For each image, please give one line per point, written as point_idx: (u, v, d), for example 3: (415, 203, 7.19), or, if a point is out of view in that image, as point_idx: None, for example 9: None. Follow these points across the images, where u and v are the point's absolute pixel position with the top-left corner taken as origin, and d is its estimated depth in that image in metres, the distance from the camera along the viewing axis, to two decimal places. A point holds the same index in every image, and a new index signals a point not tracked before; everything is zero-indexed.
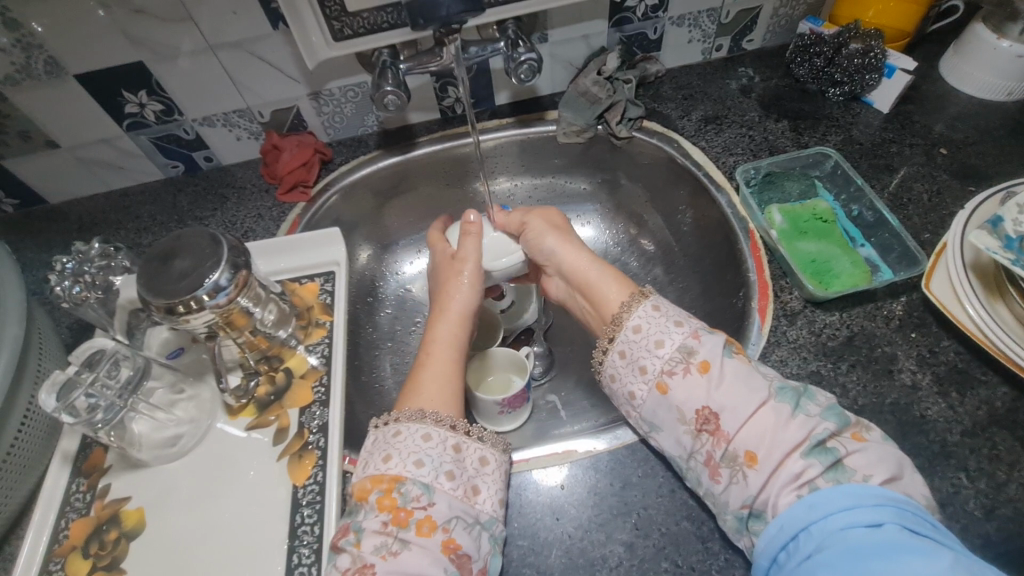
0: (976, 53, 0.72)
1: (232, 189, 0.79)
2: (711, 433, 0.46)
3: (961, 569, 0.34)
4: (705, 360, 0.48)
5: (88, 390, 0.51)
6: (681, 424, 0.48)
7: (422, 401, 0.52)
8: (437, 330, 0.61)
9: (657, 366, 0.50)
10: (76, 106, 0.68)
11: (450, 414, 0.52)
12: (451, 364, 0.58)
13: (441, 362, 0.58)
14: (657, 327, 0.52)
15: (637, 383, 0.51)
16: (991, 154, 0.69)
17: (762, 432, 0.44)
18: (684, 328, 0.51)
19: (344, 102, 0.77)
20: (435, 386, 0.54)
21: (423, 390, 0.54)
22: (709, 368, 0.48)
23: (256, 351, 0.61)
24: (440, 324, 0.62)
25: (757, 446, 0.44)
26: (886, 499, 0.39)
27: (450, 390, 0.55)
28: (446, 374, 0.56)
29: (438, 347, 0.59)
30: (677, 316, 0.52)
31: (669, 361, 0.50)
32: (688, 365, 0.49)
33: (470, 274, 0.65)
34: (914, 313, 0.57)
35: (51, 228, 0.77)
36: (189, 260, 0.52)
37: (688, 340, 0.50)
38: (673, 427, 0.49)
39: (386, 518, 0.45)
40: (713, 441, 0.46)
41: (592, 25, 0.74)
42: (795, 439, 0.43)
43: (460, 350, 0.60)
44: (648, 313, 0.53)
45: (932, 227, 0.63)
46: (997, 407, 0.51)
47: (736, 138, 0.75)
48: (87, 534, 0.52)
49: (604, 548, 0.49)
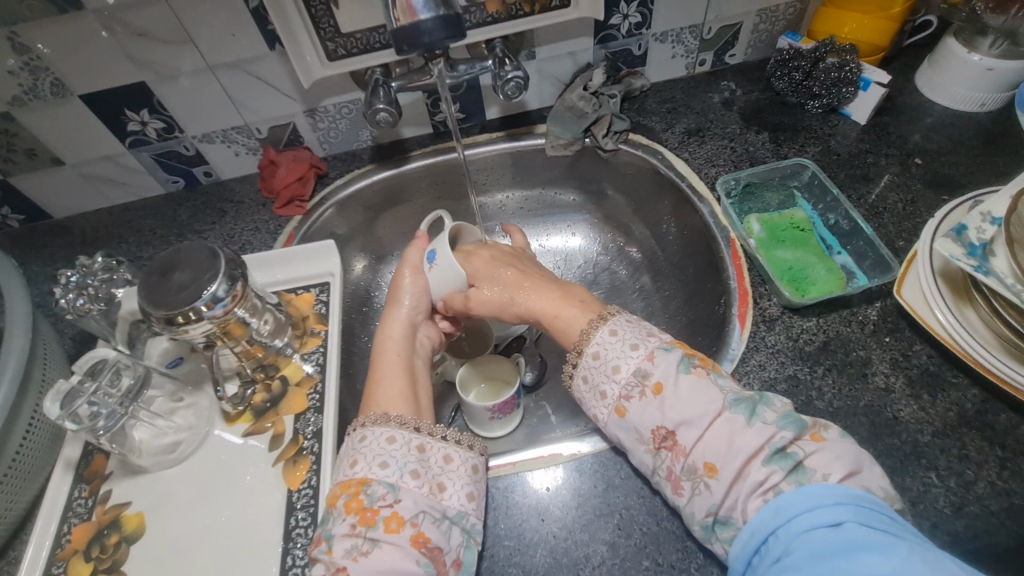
0: (949, 66, 0.75)
1: (231, 203, 0.81)
2: (669, 449, 0.49)
3: (915, 560, 0.35)
4: (659, 382, 0.50)
5: (91, 398, 0.53)
6: (641, 443, 0.51)
7: (384, 404, 0.55)
8: (381, 336, 0.63)
9: (615, 391, 0.52)
10: (81, 124, 0.71)
11: (413, 416, 0.54)
12: (395, 368, 0.59)
13: (385, 367, 0.59)
14: (614, 352, 0.54)
15: (598, 407, 0.53)
16: (964, 163, 0.71)
17: (720, 444, 0.46)
18: (639, 351, 0.53)
19: (339, 118, 0.80)
20: (386, 391, 0.56)
21: (378, 396, 0.56)
22: (662, 389, 0.50)
23: (253, 360, 0.63)
24: (383, 330, 0.64)
25: (716, 458, 0.46)
26: (846, 497, 0.41)
27: (399, 392, 0.56)
28: (394, 376, 0.58)
29: (382, 351, 0.61)
30: (634, 337, 0.54)
31: (626, 386, 0.52)
32: (643, 388, 0.51)
33: (411, 283, 0.66)
34: (888, 318, 0.59)
35: (56, 242, 0.79)
36: (188, 272, 0.54)
37: (643, 363, 0.52)
38: (635, 447, 0.51)
39: (354, 520, 0.47)
40: (672, 456, 0.48)
41: (578, 43, 0.77)
42: (752, 448, 0.45)
43: (403, 353, 0.61)
44: (606, 339, 0.55)
45: (906, 235, 0.65)
46: (967, 409, 0.53)
47: (718, 150, 0.77)
48: (89, 538, 0.54)
49: (587, 547, 0.50)
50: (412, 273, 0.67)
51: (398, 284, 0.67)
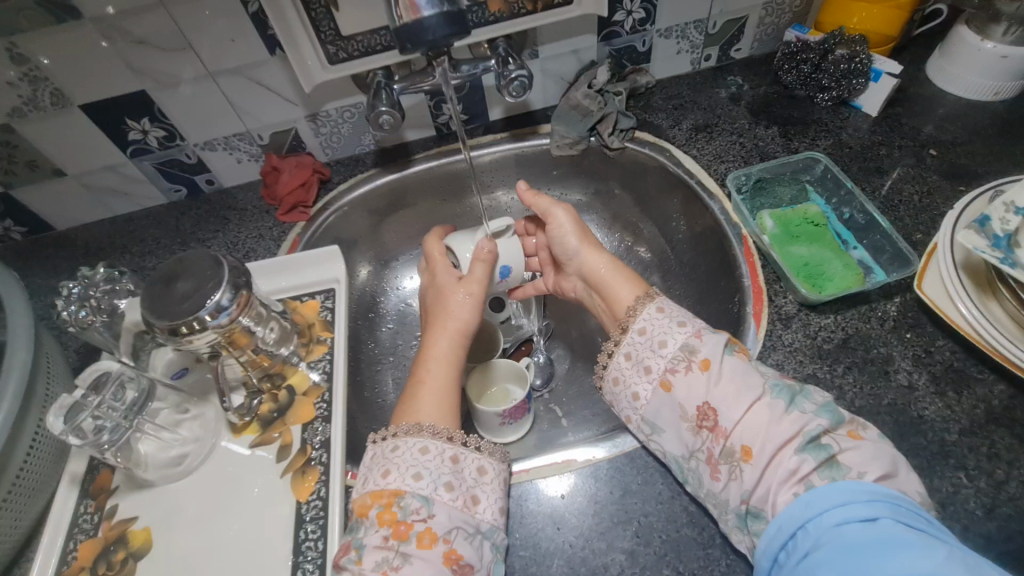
0: (961, 55, 0.73)
1: (234, 210, 0.81)
2: (710, 429, 0.47)
3: (955, 561, 0.34)
4: (706, 359, 0.49)
5: (95, 412, 0.52)
6: (683, 421, 0.49)
7: (420, 414, 0.53)
8: (432, 346, 0.61)
9: (661, 365, 0.52)
10: (82, 135, 0.70)
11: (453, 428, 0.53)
12: (445, 381, 0.57)
13: (435, 380, 0.57)
14: (660, 327, 0.54)
15: (641, 384, 0.53)
16: (981, 153, 0.70)
17: (758, 429, 0.45)
18: (687, 328, 0.53)
19: (341, 123, 0.79)
20: (435, 403, 0.55)
21: (418, 407, 0.54)
22: (711, 365, 0.49)
23: (259, 369, 0.62)
24: (434, 342, 0.61)
25: (753, 441, 0.45)
26: (880, 495, 0.39)
27: (449, 406, 0.55)
28: (448, 391, 0.57)
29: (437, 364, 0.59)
30: (681, 317, 0.54)
31: (672, 361, 0.51)
32: (690, 363, 0.50)
33: (458, 290, 0.63)
34: (909, 313, 0.58)
35: (58, 254, 0.79)
36: (192, 281, 0.53)
37: (690, 339, 0.52)
38: (675, 427, 0.50)
39: (387, 532, 0.45)
40: (712, 438, 0.47)
41: (581, 40, 0.76)
42: (785, 436, 0.44)
43: (455, 365, 0.60)
44: (653, 315, 0.55)
45: (924, 228, 0.64)
46: (995, 405, 0.52)
47: (727, 146, 0.76)
48: (95, 555, 0.53)
49: (606, 556, 0.49)
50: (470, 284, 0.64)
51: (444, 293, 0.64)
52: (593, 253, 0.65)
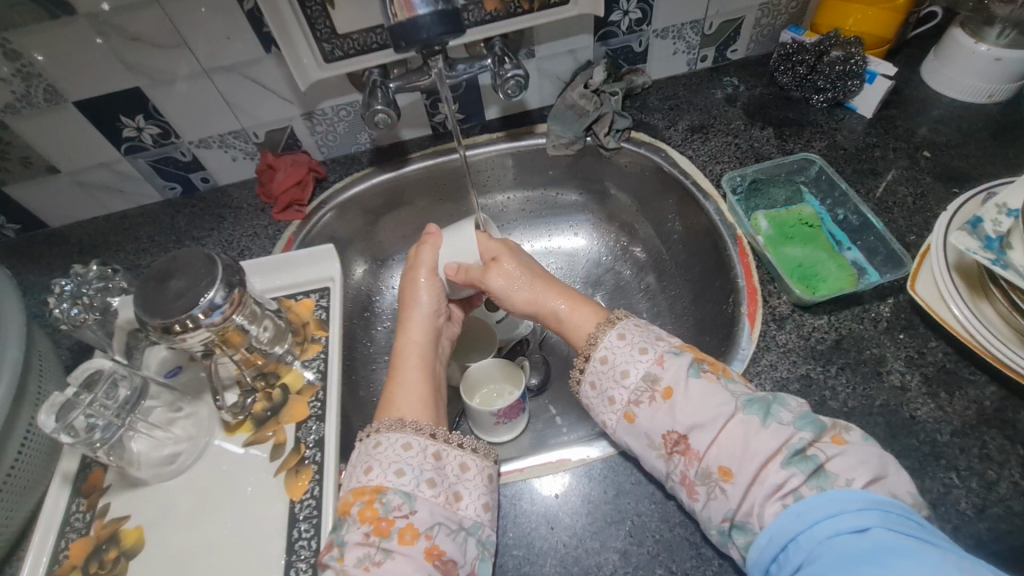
0: (955, 58, 0.73)
1: (229, 208, 0.80)
2: (682, 453, 0.48)
3: (950, 565, 0.34)
4: (669, 386, 0.49)
5: (87, 410, 0.52)
6: (652, 449, 0.49)
7: (402, 411, 0.54)
8: (400, 341, 0.62)
9: (624, 397, 0.52)
10: (76, 132, 0.70)
11: (429, 423, 0.53)
12: (416, 372, 0.58)
13: (407, 372, 0.58)
14: (623, 356, 0.53)
15: (608, 413, 0.53)
16: (975, 156, 0.70)
17: (734, 448, 0.45)
18: (648, 355, 0.52)
19: (337, 121, 0.79)
20: (404, 397, 0.55)
21: (394, 403, 0.55)
22: (672, 394, 0.49)
23: (253, 368, 0.62)
24: (401, 338, 0.62)
25: (730, 461, 0.45)
26: (869, 503, 0.40)
27: (420, 398, 0.55)
28: (415, 383, 0.57)
29: (404, 359, 0.60)
30: (643, 342, 0.53)
31: (635, 392, 0.51)
32: (653, 393, 0.50)
33: (429, 284, 0.65)
34: (902, 314, 0.58)
35: (52, 251, 0.78)
36: (185, 279, 0.53)
37: (652, 367, 0.51)
38: (647, 452, 0.50)
39: (369, 528, 0.46)
40: (686, 461, 0.47)
41: (577, 40, 0.76)
42: (768, 450, 0.44)
43: (426, 358, 0.60)
44: (614, 343, 0.54)
45: (917, 230, 0.64)
46: (986, 406, 0.52)
47: (722, 147, 0.76)
48: (87, 554, 0.52)
49: (598, 556, 0.49)
50: (429, 275, 0.65)
51: (415, 284, 0.65)
52: (549, 289, 0.63)
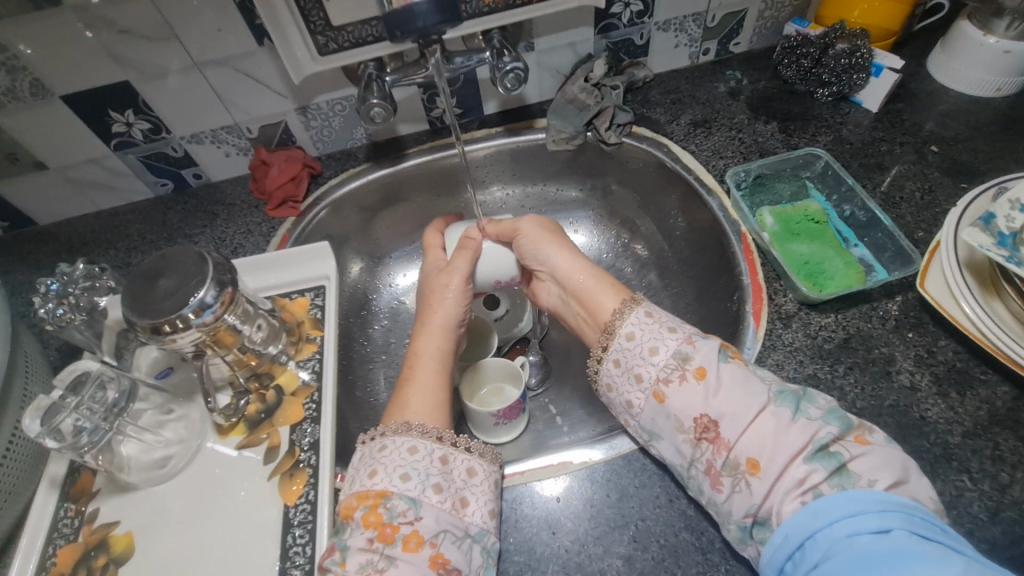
0: (963, 50, 0.72)
1: (222, 205, 0.79)
2: (711, 441, 0.46)
3: None
4: (701, 366, 0.48)
5: (75, 413, 0.50)
6: (679, 433, 0.48)
7: (411, 414, 0.52)
8: (420, 344, 0.60)
9: (653, 374, 0.50)
10: (64, 127, 0.68)
11: (437, 426, 0.51)
12: (433, 374, 0.57)
13: (426, 378, 0.57)
14: (650, 334, 0.52)
15: (633, 392, 0.52)
16: (984, 150, 0.69)
17: (764, 440, 0.44)
18: (677, 334, 0.51)
19: (332, 116, 0.77)
20: (418, 401, 0.54)
21: (406, 405, 0.53)
22: (706, 374, 0.48)
23: (246, 369, 0.60)
24: (421, 341, 0.61)
25: (759, 453, 0.43)
26: (892, 504, 0.38)
27: (428, 401, 0.54)
28: (432, 389, 0.55)
29: (423, 362, 0.58)
30: (671, 322, 0.53)
31: (664, 370, 0.50)
32: (683, 372, 0.49)
33: (460, 291, 0.63)
34: (911, 312, 0.57)
35: (40, 249, 0.76)
36: (175, 278, 0.52)
37: (681, 346, 0.50)
38: (672, 436, 0.49)
39: (373, 534, 0.44)
40: (713, 450, 0.45)
41: (578, 33, 0.74)
42: (796, 445, 0.43)
43: (445, 363, 0.59)
44: (641, 319, 0.54)
45: (926, 225, 0.63)
46: (999, 407, 0.51)
47: (726, 142, 0.75)
48: (75, 561, 0.51)
49: (602, 561, 0.48)
50: (461, 281, 0.63)
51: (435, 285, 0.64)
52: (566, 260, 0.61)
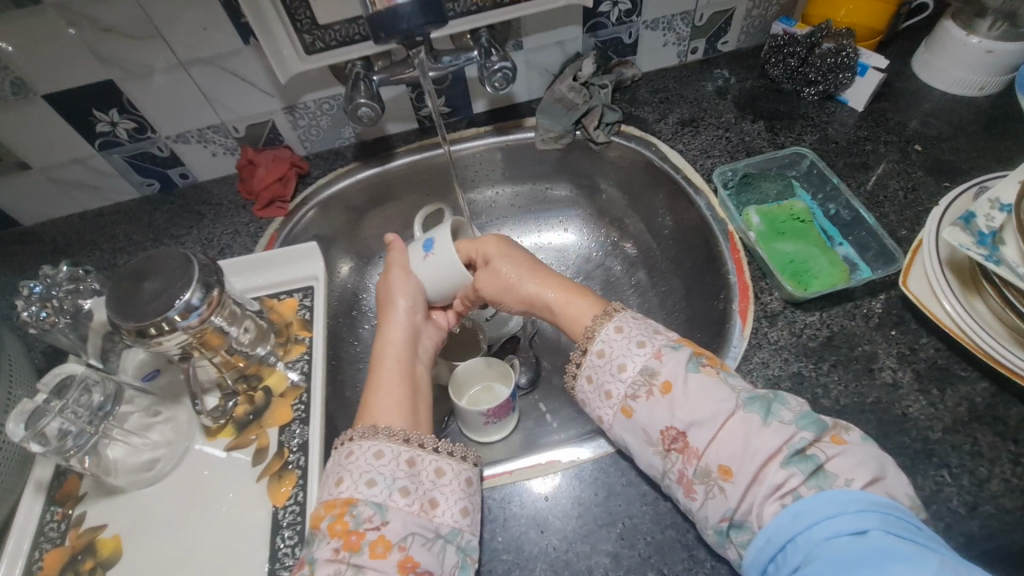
0: (947, 50, 0.73)
1: (209, 205, 0.78)
2: (680, 451, 0.47)
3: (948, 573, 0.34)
4: (667, 381, 0.48)
5: (60, 417, 0.50)
6: (650, 446, 0.48)
7: (378, 417, 0.52)
8: (378, 344, 0.61)
9: (620, 391, 0.50)
10: (47, 127, 0.67)
11: (404, 427, 0.51)
12: (394, 377, 0.57)
13: (384, 376, 0.57)
14: (619, 349, 0.52)
15: (603, 408, 0.52)
16: (966, 149, 0.69)
17: (735, 446, 0.44)
18: (646, 349, 0.51)
19: (320, 115, 0.77)
20: (380, 403, 0.54)
21: (370, 407, 0.54)
22: (671, 389, 0.48)
23: (234, 370, 0.60)
24: (378, 341, 0.61)
25: (731, 460, 0.44)
26: (869, 504, 0.39)
27: (397, 403, 0.54)
28: (391, 386, 0.55)
29: (381, 362, 0.58)
30: (640, 335, 0.52)
31: (631, 386, 0.50)
32: (651, 387, 0.49)
33: (403, 283, 0.63)
34: (894, 310, 0.57)
35: (24, 251, 0.76)
36: (160, 280, 0.51)
37: (650, 361, 0.50)
38: (642, 450, 0.49)
39: (339, 544, 0.44)
40: (683, 459, 0.46)
41: (566, 32, 0.74)
42: (771, 447, 0.43)
43: (404, 360, 0.59)
44: (611, 335, 0.53)
45: (909, 224, 0.63)
46: (978, 403, 0.51)
47: (713, 141, 0.75)
48: (63, 565, 0.51)
49: (589, 559, 0.48)
50: (402, 273, 0.63)
51: (389, 286, 0.63)
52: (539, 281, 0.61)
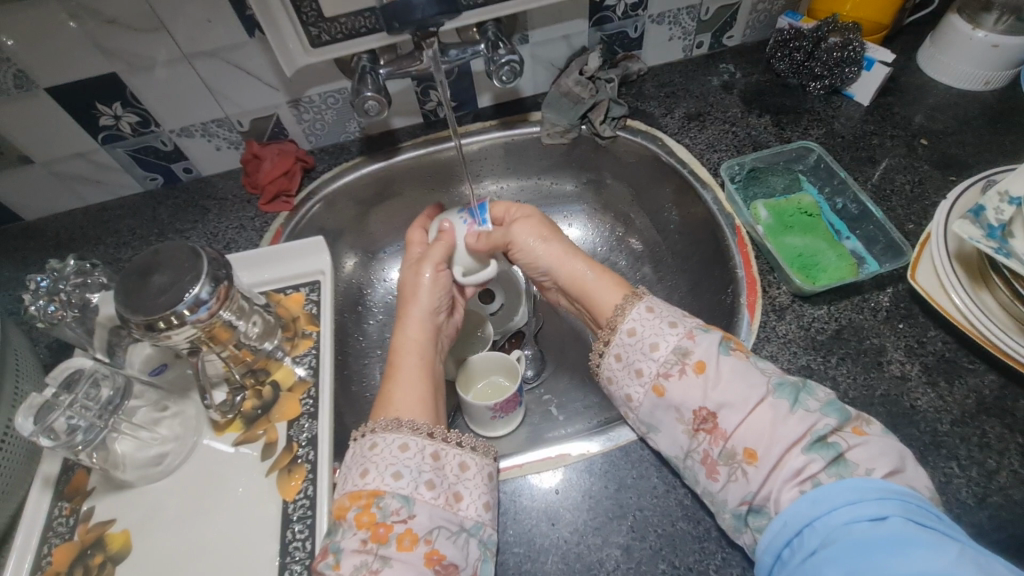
0: (953, 44, 0.73)
1: (214, 200, 0.78)
2: (708, 431, 0.47)
3: (967, 561, 0.34)
4: (701, 360, 0.49)
5: (68, 412, 0.50)
6: (678, 424, 0.49)
7: (399, 411, 0.52)
8: (400, 339, 0.60)
9: (653, 369, 0.51)
10: (50, 120, 0.67)
11: (427, 422, 0.51)
12: (415, 370, 0.57)
13: (405, 370, 0.57)
14: (651, 329, 0.52)
15: (633, 386, 0.52)
16: (971, 143, 0.70)
17: (761, 430, 0.45)
18: (678, 329, 0.52)
19: (325, 109, 0.76)
20: (402, 395, 0.54)
21: (392, 401, 0.53)
22: (705, 368, 0.48)
23: (242, 365, 0.60)
24: (401, 333, 0.61)
25: (757, 443, 0.45)
26: (889, 492, 0.40)
27: (419, 398, 0.54)
28: (413, 380, 0.56)
29: (402, 355, 0.58)
30: (672, 316, 0.53)
31: (665, 365, 0.50)
32: (683, 367, 0.49)
33: (433, 283, 0.62)
34: (901, 304, 0.58)
35: (27, 245, 0.75)
36: (168, 274, 0.51)
37: (682, 341, 0.51)
38: (671, 428, 0.50)
39: (366, 535, 0.44)
40: (710, 440, 0.47)
41: (572, 25, 0.74)
42: (795, 434, 0.44)
43: (425, 356, 0.59)
44: (642, 315, 0.54)
45: (915, 218, 0.64)
46: (986, 395, 0.52)
47: (719, 135, 0.75)
48: (72, 559, 0.51)
49: (601, 551, 0.48)
50: (435, 270, 0.63)
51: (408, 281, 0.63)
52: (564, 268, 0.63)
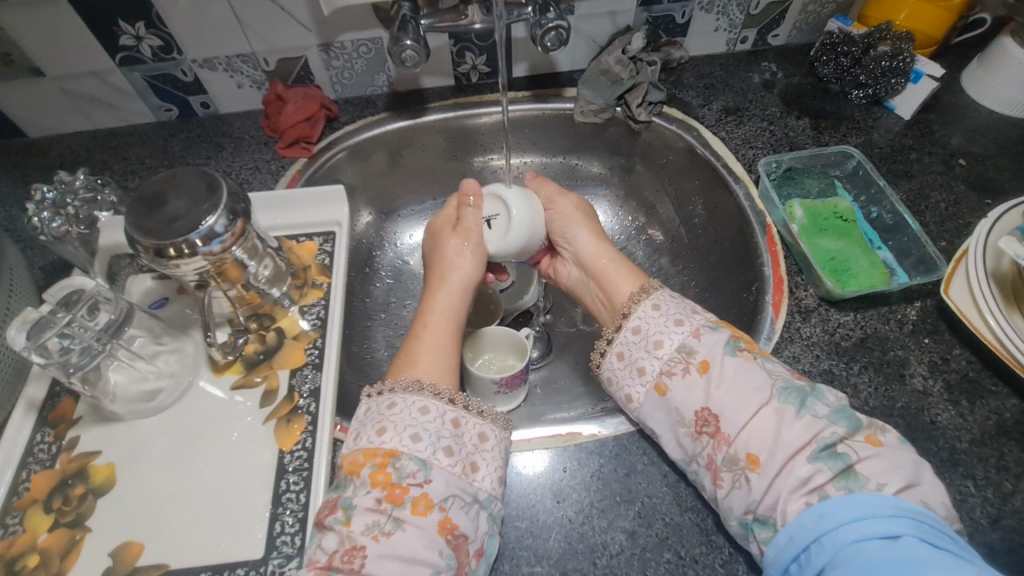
0: (1002, 67, 0.72)
1: (229, 138, 0.75)
2: (711, 435, 0.46)
3: None
4: (704, 360, 0.48)
5: (63, 330, 0.47)
6: (681, 426, 0.48)
7: (422, 372, 0.50)
8: (436, 303, 0.58)
9: (655, 368, 0.50)
10: (68, 32, 0.63)
11: (448, 387, 0.49)
12: (450, 339, 0.55)
13: (436, 336, 0.54)
14: (656, 326, 0.52)
15: (635, 386, 0.51)
16: (1009, 169, 0.69)
17: (765, 437, 0.44)
18: (684, 327, 0.51)
19: (356, 57, 0.73)
20: (430, 359, 0.52)
21: (418, 362, 0.51)
22: (709, 368, 0.48)
23: (247, 308, 0.58)
24: (436, 300, 0.58)
25: (760, 449, 0.43)
26: (902, 509, 0.39)
27: (447, 365, 0.52)
28: (444, 347, 0.53)
29: (436, 320, 0.56)
30: (678, 314, 0.52)
31: (668, 362, 0.50)
32: (688, 365, 0.49)
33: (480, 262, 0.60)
34: (928, 319, 0.57)
35: (28, 163, 0.72)
36: (185, 201, 0.48)
37: (687, 339, 0.50)
38: (672, 430, 0.48)
39: (381, 495, 0.43)
40: (714, 444, 0.45)
41: (619, 2, 0.72)
42: (797, 443, 0.43)
43: (457, 325, 0.57)
44: (648, 313, 0.53)
45: (948, 236, 0.63)
46: (1006, 418, 0.51)
47: (756, 132, 0.74)
48: (51, 488, 0.48)
49: (605, 534, 0.47)
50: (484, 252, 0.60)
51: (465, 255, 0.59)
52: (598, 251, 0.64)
